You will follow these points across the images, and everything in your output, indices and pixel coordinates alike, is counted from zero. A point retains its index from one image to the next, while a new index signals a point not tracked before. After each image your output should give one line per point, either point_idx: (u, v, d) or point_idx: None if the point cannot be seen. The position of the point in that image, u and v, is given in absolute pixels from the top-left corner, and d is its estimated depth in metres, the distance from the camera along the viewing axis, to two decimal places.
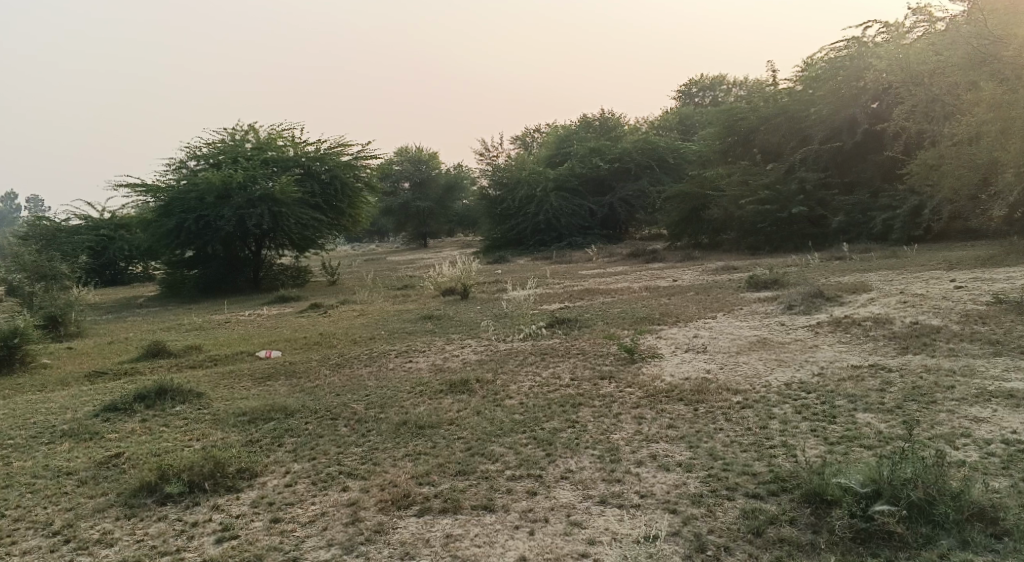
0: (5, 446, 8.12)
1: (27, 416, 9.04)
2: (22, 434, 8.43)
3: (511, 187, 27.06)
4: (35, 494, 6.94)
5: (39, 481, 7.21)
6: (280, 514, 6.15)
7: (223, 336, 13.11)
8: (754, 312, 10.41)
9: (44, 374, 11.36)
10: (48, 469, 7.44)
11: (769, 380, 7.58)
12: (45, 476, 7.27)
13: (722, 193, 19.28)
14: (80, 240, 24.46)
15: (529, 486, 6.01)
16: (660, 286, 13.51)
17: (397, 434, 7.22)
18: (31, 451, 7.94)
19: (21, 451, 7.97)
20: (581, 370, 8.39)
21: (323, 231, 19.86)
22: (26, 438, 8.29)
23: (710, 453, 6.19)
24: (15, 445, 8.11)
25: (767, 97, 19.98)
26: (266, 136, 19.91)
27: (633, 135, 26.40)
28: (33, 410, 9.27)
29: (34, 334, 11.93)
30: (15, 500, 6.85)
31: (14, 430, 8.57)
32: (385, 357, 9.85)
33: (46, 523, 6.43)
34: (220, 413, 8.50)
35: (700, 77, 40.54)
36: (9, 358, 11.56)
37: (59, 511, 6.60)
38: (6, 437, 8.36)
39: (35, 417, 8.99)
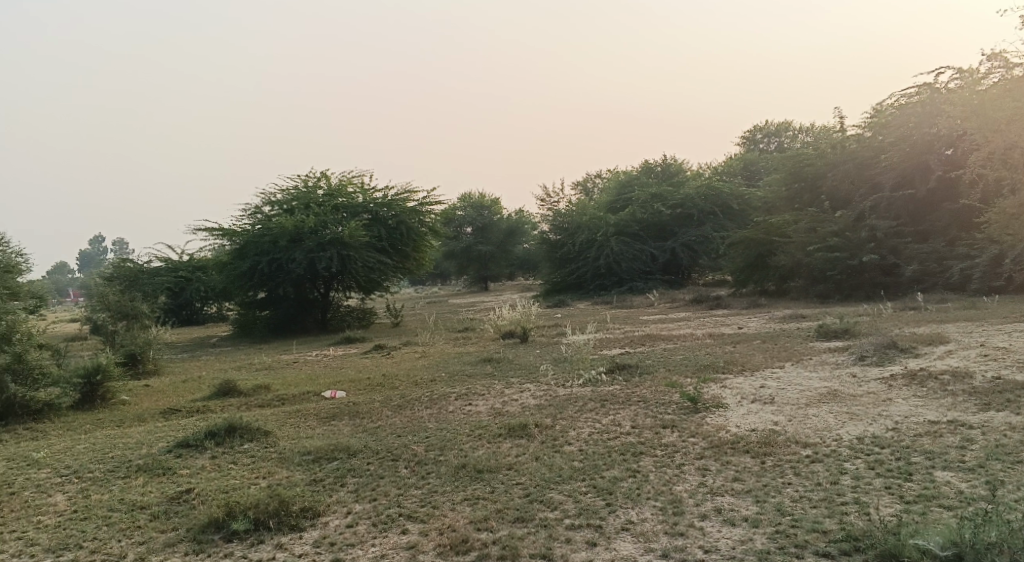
0: (83, 479, 8.30)
1: (104, 450, 9.24)
2: (99, 468, 8.61)
3: (572, 231, 27.03)
4: (111, 527, 7.06)
5: (114, 514, 7.33)
6: (341, 555, 6.11)
7: (291, 376, 13.28)
8: (823, 362, 10.10)
9: (122, 410, 11.64)
10: (123, 502, 7.56)
11: (840, 433, 7.31)
12: (119, 510, 7.40)
13: (790, 240, 18.93)
14: (158, 281, 25.22)
15: (589, 536, 5.86)
16: (726, 333, 13.26)
17: (456, 477, 7.14)
18: (108, 484, 8.09)
19: (98, 484, 8.13)
20: (643, 418, 8.22)
21: (388, 274, 20.06)
22: (103, 472, 8.46)
23: (777, 508, 5.96)
24: (92, 479, 8.29)
25: (836, 144, 19.67)
26: (337, 183, 20.35)
27: (698, 181, 26.22)
28: (110, 445, 9.47)
29: (115, 371, 12.26)
30: (91, 532, 6.97)
31: (93, 463, 8.77)
32: (446, 399, 9.82)
33: (119, 555, 6.52)
34: (286, 452, 8.56)
35: (765, 124, 40.19)
36: (91, 394, 11.89)
37: (133, 545, 6.70)
38: (85, 470, 8.56)
39: (112, 452, 9.18)
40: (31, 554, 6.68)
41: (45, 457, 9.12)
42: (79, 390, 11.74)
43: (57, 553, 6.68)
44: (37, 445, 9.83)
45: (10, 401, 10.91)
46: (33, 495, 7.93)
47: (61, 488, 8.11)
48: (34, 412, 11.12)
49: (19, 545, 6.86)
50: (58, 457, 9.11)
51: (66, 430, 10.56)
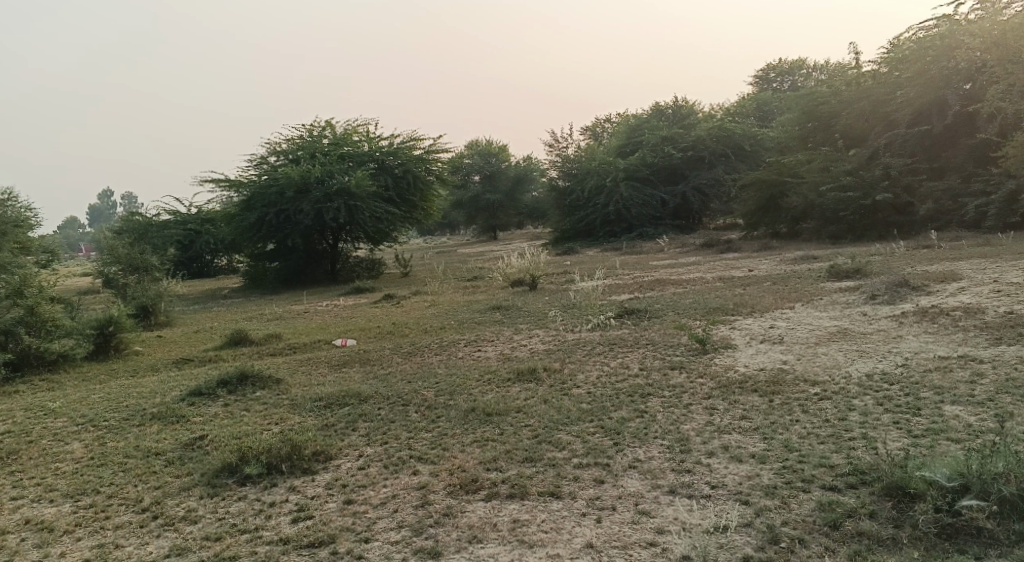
0: (99, 428, 8.41)
1: (119, 400, 9.34)
2: (115, 417, 8.71)
3: (579, 177, 26.79)
4: (126, 473, 7.16)
5: (130, 460, 7.43)
6: (353, 496, 6.18)
7: (302, 325, 13.34)
8: (833, 302, 10.05)
9: (137, 361, 11.74)
10: (138, 449, 7.66)
11: (849, 371, 7.28)
12: (135, 456, 7.50)
13: (802, 181, 18.73)
14: (169, 234, 25.26)
15: (597, 474, 5.90)
16: (736, 276, 13.19)
17: (465, 420, 7.18)
18: (123, 432, 8.19)
19: (114, 432, 8.23)
20: (652, 360, 8.21)
21: (398, 224, 20.00)
22: (119, 420, 8.56)
23: (785, 445, 5.96)
24: (108, 427, 8.39)
25: (850, 81, 19.29)
26: (342, 131, 20.19)
27: (708, 122, 25.88)
28: (125, 395, 9.57)
29: (128, 322, 12.32)
30: (108, 479, 7.07)
31: (108, 412, 8.87)
32: (455, 345, 9.85)
33: (136, 500, 6.62)
34: (298, 398, 8.62)
35: (777, 63, 39.51)
36: (105, 345, 12.00)
37: (148, 489, 6.80)
38: (100, 419, 8.65)
39: (126, 401, 9.28)
40: (50, 499, 6.79)
41: (60, 407, 9.22)
42: (93, 341, 11.84)
43: (75, 498, 6.78)
44: (53, 395, 9.93)
45: (25, 352, 10.97)
46: (51, 443, 8.03)
47: (78, 436, 8.22)
48: (49, 363, 11.17)
49: (38, 491, 6.98)
50: (74, 406, 9.21)
51: (82, 381, 10.67)
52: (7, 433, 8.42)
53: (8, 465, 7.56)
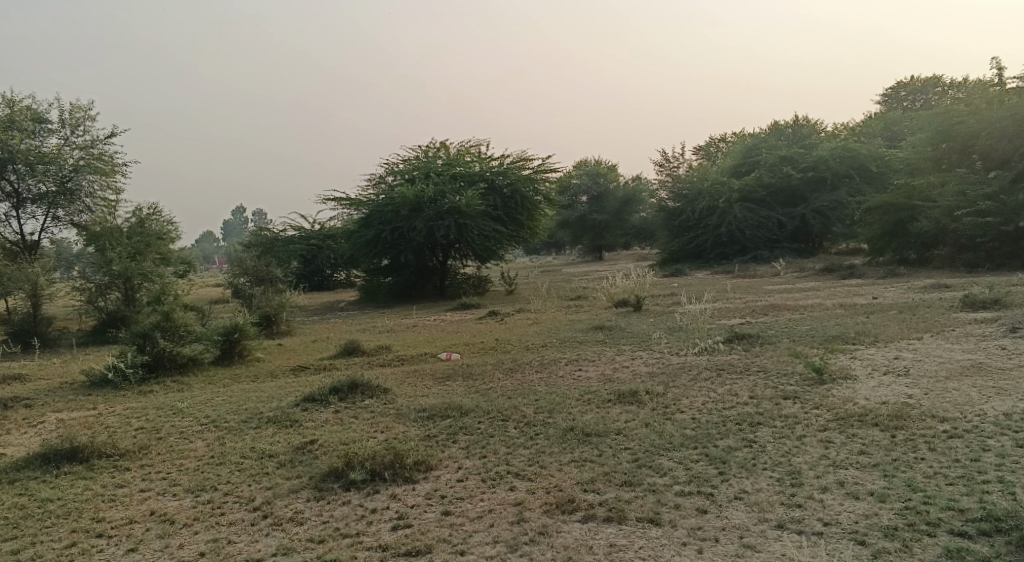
0: (220, 428, 8.63)
1: (240, 403, 9.59)
2: (235, 418, 8.94)
3: (691, 198, 26.17)
4: (242, 472, 7.29)
5: (245, 460, 7.58)
6: (450, 507, 6.07)
7: (411, 337, 13.46)
8: (966, 334, 9.36)
9: (258, 367, 12.07)
10: (254, 450, 7.80)
11: (984, 409, 6.70)
12: (251, 457, 7.64)
13: (934, 205, 17.72)
14: (293, 248, 26.09)
15: (700, 503, 5.59)
16: (858, 303, 12.51)
17: (564, 439, 6.99)
18: (242, 433, 8.38)
19: (233, 433, 8.43)
20: (763, 388, 7.80)
21: (505, 242, 19.98)
22: (238, 422, 8.78)
23: (908, 484, 5.50)
24: (229, 428, 8.60)
25: (991, 100, 18.15)
26: (456, 153, 20.41)
27: (832, 143, 24.91)
28: (245, 398, 9.82)
29: (253, 329, 12.67)
30: (226, 476, 7.22)
31: (229, 414, 9.11)
32: (557, 364, 9.67)
33: (250, 498, 6.71)
34: (403, 408, 8.63)
35: (909, 80, 37.81)
36: (230, 351, 12.34)
37: (261, 489, 6.89)
38: (222, 420, 8.90)
39: (246, 404, 9.51)
40: (173, 493, 6.98)
41: (187, 407, 9.54)
42: (220, 346, 12.21)
43: (195, 494, 6.95)
44: (181, 396, 10.30)
45: (160, 354, 11.49)
46: (177, 440, 8.29)
47: (201, 435, 8.46)
48: (181, 366, 11.62)
49: (163, 484, 7.18)
50: (199, 407, 9.51)
51: (207, 383, 11.03)
52: (140, 429, 8.76)
53: (139, 458, 7.84)
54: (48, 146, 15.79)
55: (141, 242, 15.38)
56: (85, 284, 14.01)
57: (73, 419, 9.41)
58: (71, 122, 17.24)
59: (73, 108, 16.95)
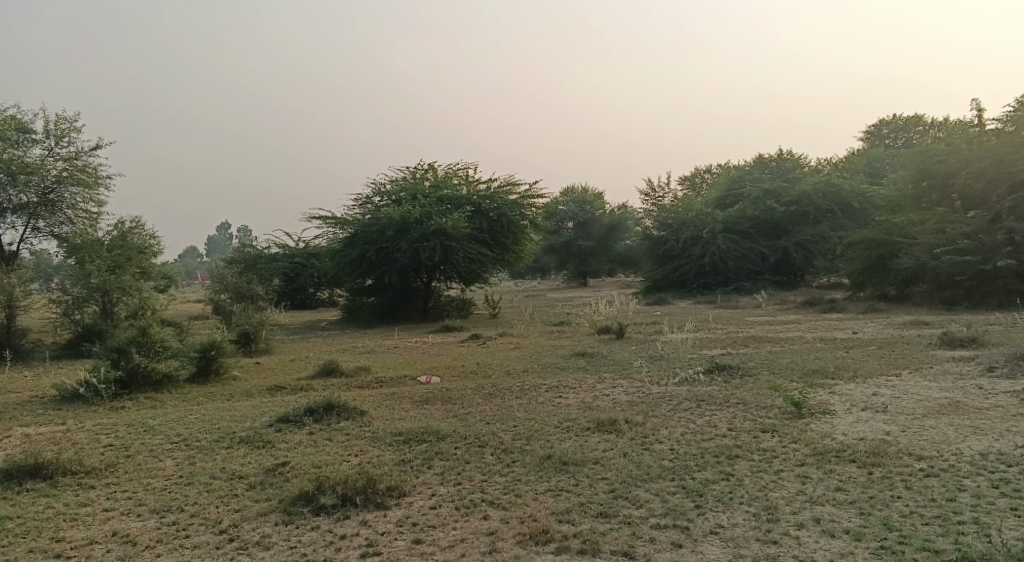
0: (191, 447, 8.51)
1: (213, 421, 9.46)
2: (207, 437, 8.81)
3: (675, 227, 26.25)
4: (210, 493, 7.17)
5: (215, 481, 7.46)
6: (421, 535, 5.98)
7: (391, 359, 13.35)
8: (945, 371, 9.38)
9: (234, 385, 11.94)
10: (224, 471, 7.69)
11: (961, 448, 6.69)
12: (220, 478, 7.52)
13: (914, 241, 17.87)
14: (275, 265, 25.92)
15: (675, 537, 5.53)
16: (839, 337, 12.54)
17: (540, 468, 6.92)
18: (213, 453, 8.26)
19: (204, 452, 8.31)
20: (742, 420, 7.77)
21: (488, 266, 19.94)
22: (210, 441, 8.65)
23: (884, 523, 5.47)
24: (199, 447, 8.47)
25: (972, 139, 18.37)
26: (443, 176, 20.41)
27: (816, 177, 25.12)
28: (218, 417, 9.69)
29: (230, 347, 12.54)
30: (193, 497, 7.10)
31: (201, 432, 8.98)
32: (537, 390, 9.61)
33: (217, 521, 6.59)
34: (379, 431, 8.53)
35: (893, 118, 38.26)
36: (206, 368, 12.20)
37: (228, 511, 6.78)
38: (193, 438, 8.77)
39: (219, 423, 9.39)
40: (139, 513, 6.85)
41: (158, 424, 9.40)
42: (196, 363, 12.07)
43: (161, 515, 6.82)
44: (153, 412, 10.15)
45: (134, 370, 11.33)
46: (146, 459, 8.16)
47: (171, 454, 8.32)
48: (155, 382, 11.47)
49: (128, 504, 7.05)
50: (171, 425, 9.37)
51: (181, 400, 10.89)
52: (109, 446, 8.61)
53: (105, 477, 7.70)
54: (31, 156, 15.65)
55: (121, 255, 15.23)
56: (61, 296, 13.83)
57: (41, 434, 9.24)
58: (55, 132, 17.11)
59: (57, 119, 16.83)
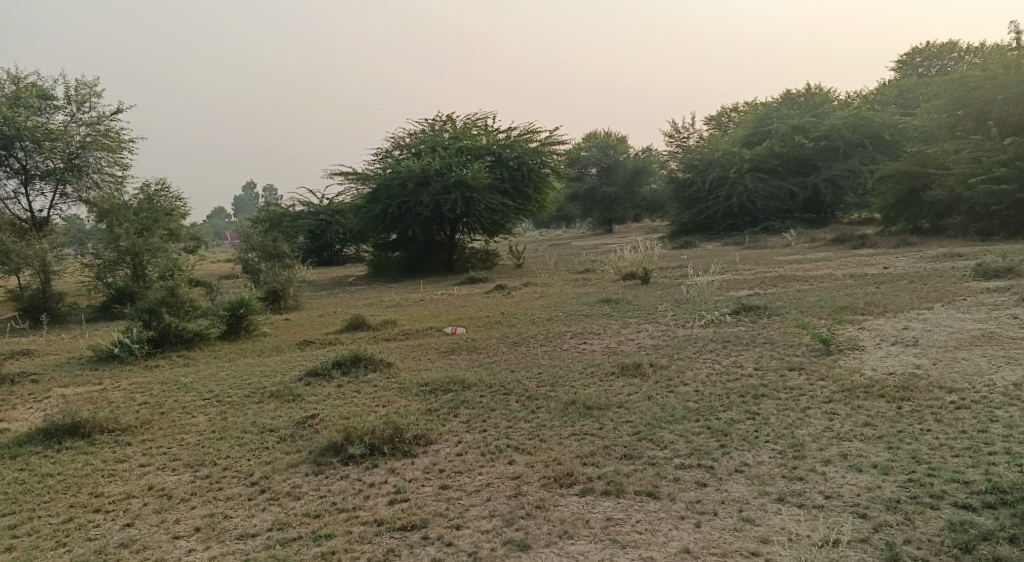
0: (223, 403, 8.62)
1: (243, 377, 9.57)
2: (238, 393, 8.92)
3: (702, 169, 25.85)
4: (241, 447, 7.27)
5: (246, 435, 7.55)
6: (448, 482, 6.01)
7: (417, 312, 13.38)
8: (978, 303, 9.20)
9: (263, 342, 12.04)
10: (255, 425, 7.78)
11: (993, 379, 6.56)
12: (251, 431, 7.61)
13: (948, 172, 17.44)
14: (301, 223, 26.00)
15: (700, 476, 5.50)
16: (868, 274, 12.34)
17: (566, 413, 6.91)
18: (244, 408, 8.36)
19: (236, 407, 8.41)
20: (769, 360, 7.69)
21: (512, 216, 19.82)
22: (241, 397, 8.76)
23: (913, 456, 5.39)
24: (231, 403, 8.58)
25: (1007, 65, 17.76)
26: (463, 125, 20.20)
27: (845, 111, 24.53)
28: (248, 373, 9.80)
29: (258, 304, 12.62)
30: (225, 451, 7.20)
31: (232, 388, 9.09)
32: (562, 337, 9.58)
33: (248, 473, 6.69)
34: (406, 382, 8.58)
35: (925, 45, 37.16)
36: (236, 326, 12.32)
37: (259, 463, 6.87)
38: (224, 394, 8.88)
39: (249, 379, 9.49)
40: (172, 468, 6.96)
41: (190, 382, 9.53)
42: (225, 321, 12.19)
43: (194, 469, 6.93)
44: (185, 371, 10.28)
45: (165, 329, 11.47)
46: (180, 415, 8.27)
47: (203, 410, 8.44)
48: (186, 341, 11.62)
49: (163, 459, 7.17)
50: (203, 382, 9.49)
51: (212, 358, 11.02)
52: (143, 404, 8.75)
53: (139, 433, 7.83)
54: (54, 121, 15.69)
55: (148, 217, 15.28)
56: (93, 260, 13.87)
57: (77, 395, 9.40)
58: (77, 97, 17.12)
59: (78, 84, 16.84)
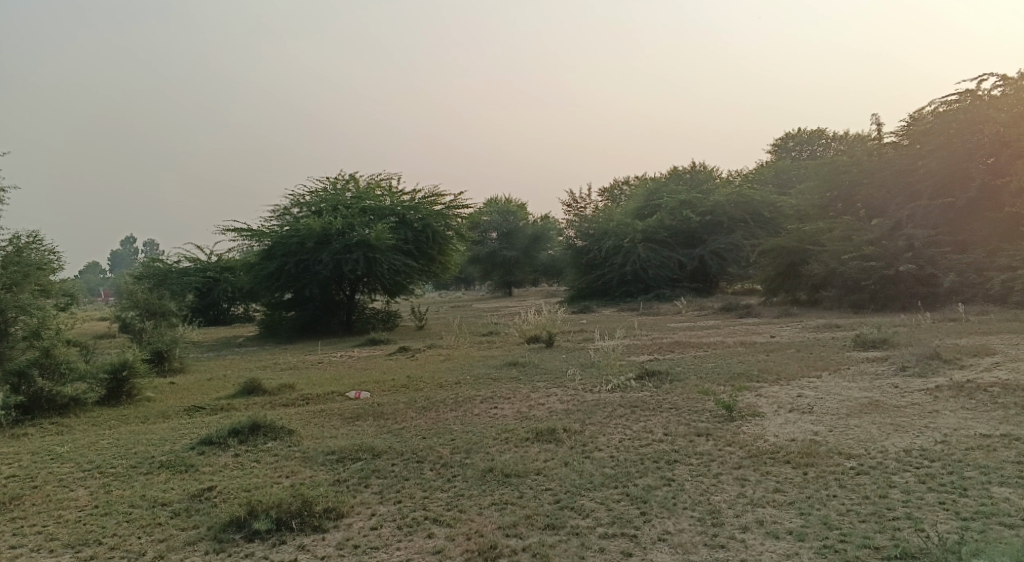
0: (106, 474, 8.16)
1: (128, 446, 9.09)
2: (123, 463, 8.47)
3: (597, 238, 26.61)
4: (131, 523, 6.90)
5: (135, 510, 7.17)
6: (364, 558, 5.88)
7: (317, 375, 13.10)
8: (862, 372, 9.79)
9: (148, 407, 11.50)
10: (144, 499, 7.40)
11: (886, 445, 6.97)
12: (141, 506, 7.24)
13: (823, 248, 18.54)
14: (186, 281, 25.15)
15: (624, 546, 5.59)
16: (758, 341, 12.93)
17: (483, 481, 6.89)
18: (130, 480, 7.94)
19: (120, 480, 7.98)
20: (676, 425, 7.91)
21: (413, 277, 19.75)
22: (126, 467, 8.32)
23: (824, 522, 5.65)
24: (115, 474, 8.14)
25: (872, 151, 19.23)
26: (365, 186, 20.18)
27: (729, 187, 25.84)
28: (134, 441, 9.33)
29: (142, 367, 12.09)
30: (112, 529, 6.81)
31: (117, 458, 8.63)
32: (472, 402, 9.57)
33: (140, 553, 6.35)
34: (311, 451, 8.37)
35: (797, 131, 39.75)
36: (118, 390, 11.74)
37: (152, 542, 6.53)
38: (108, 465, 8.41)
39: (135, 448, 9.03)
40: (51, 549, 6.53)
41: (68, 452, 8.98)
42: (106, 385, 11.60)
43: (77, 549, 6.52)
44: (60, 439, 9.69)
45: (36, 394, 10.84)
46: (54, 489, 7.78)
47: (83, 483, 7.96)
48: (61, 406, 10.98)
49: (40, 539, 6.72)
50: (82, 452, 8.96)
51: (91, 425, 10.43)
52: (13, 477, 8.19)
53: (10, 510, 7.32)
54: None
55: (19, 272, 14.47)
56: None
57: None
58: None
59: None
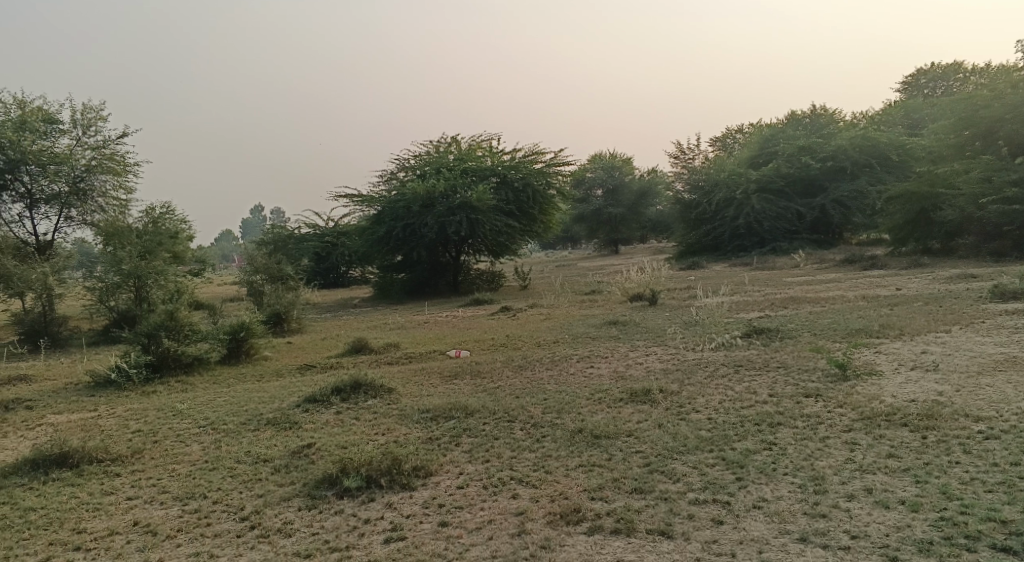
0: (217, 431, 8.32)
1: (240, 404, 9.27)
2: (233, 420, 8.62)
3: (708, 190, 25.66)
4: (233, 478, 6.98)
5: (238, 466, 7.26)
6: (448, 518, 5.71)
7: (420, 334, 13.10)
8: (998, 326, 8.88)
9: (264, 366, 11.76)
10: (248, 455, 7.48)
11: (1021, 407, 6.25)
12: (245, 462, 7.32)
13: (958, 193, 17.13)
14: (305, 245, 25.81)
15: (716, 513, 5.20)
16: (881, 295, 12.03)
17: (572, 442, 6.60)
18: (239, 436, 8.07)
19: (231, 436, 8.12)
20: (783, 386, 7.38)
21: (517, 237, 19.53)
22: (236, 424, 8.46)
23: (942, 491, 5.09)
24: (226, 431, 8.29)
25: (1015, 83, 17.51)
26: (467, 148, 19.96)
27: (851, 131, 24.28)
28: (246, 399, 9.50)
29: (260, 328, 12.33)
30: (216, 483, 6.91)
31: (229, 415, 8.79)
32: (568, 361, 9.28)
33: (238, 507, 6.41)
34: (407, 409, 8.28)
35: (930, 67, 37.10)
36: (237, 350, 12.02)
37: (251, 497, 6.58)
38: (220, 422, 8.58)
39: (247, 405, 9.19)
40: (161, 501, 6.68)
41: (186, 409, 9.22)
42: (226, 345, 11.88)
43: (183, 502, 6.64)
44: (182, 396, 10.00)
45: (163, 354, 11.19)
46: (172, 444, 7.98)
47: (198, 438, 8.15)
48: (185, 365, 11.33)
49: (152, 491, 6.88)
50: (199, 409, 9.18)
51: (210, 384, 10.72)
52: (136, 432, 8.45)
53: (131, 464, 7.53)
54: (59, 146, 15.00)
55: (151, 240, 15.00)
56: (95, 282, 13.24)
57: (69, 422, 9.12)
58: (84, 121, 16.59)
59: (84, 109, 16.32)
